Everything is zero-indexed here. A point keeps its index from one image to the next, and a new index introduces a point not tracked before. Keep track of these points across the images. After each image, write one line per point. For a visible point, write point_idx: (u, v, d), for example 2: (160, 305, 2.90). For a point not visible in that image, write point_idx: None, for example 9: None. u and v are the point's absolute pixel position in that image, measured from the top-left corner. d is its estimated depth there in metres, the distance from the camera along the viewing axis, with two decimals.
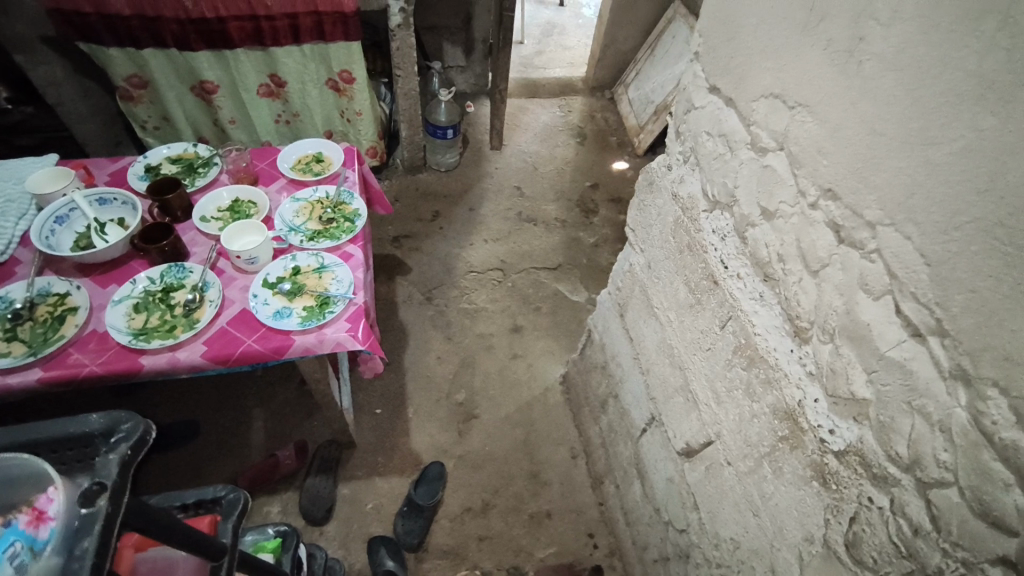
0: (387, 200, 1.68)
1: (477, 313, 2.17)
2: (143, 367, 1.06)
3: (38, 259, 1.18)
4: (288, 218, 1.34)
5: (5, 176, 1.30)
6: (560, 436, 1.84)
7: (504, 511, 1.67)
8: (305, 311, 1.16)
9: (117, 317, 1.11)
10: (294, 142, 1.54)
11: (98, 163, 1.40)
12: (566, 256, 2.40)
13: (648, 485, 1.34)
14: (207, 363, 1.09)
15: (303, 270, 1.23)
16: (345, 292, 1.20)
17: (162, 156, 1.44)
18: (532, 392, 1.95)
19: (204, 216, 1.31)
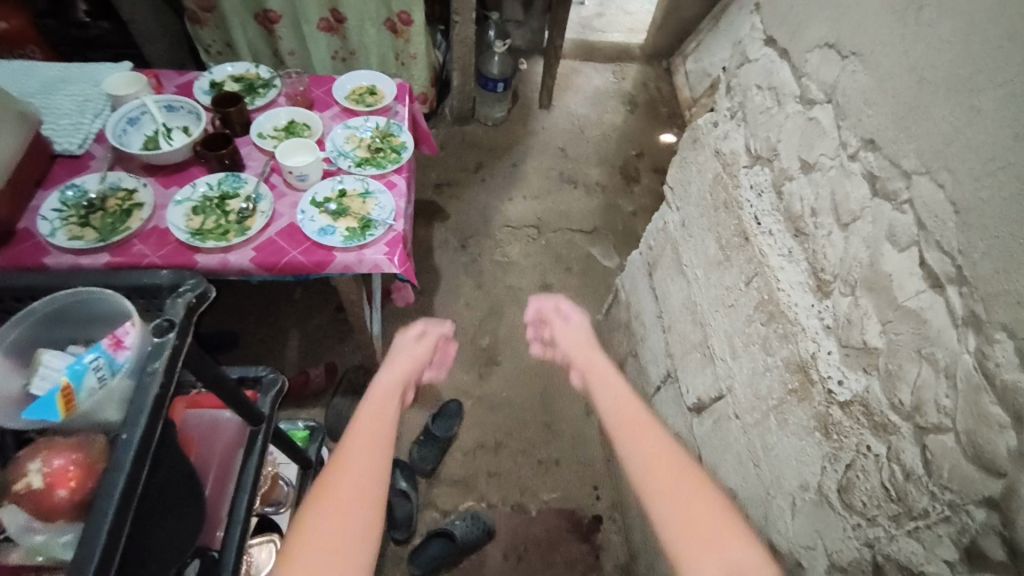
0: (433, 142, 1.73)
1: (509, 266, 2.21)
2: (197, 264, 1.15)
3: (111, 154, 1.28)
4: (339, 143, 1.40)
5: (85, 77, 1.39)
6: (576, 391, 1.89)
7: (514, 452, 1.75)
8: (347, 231, 1.22)
9: (177, 217, 1.20)
10: (351, 73, 1.58)
11: (169, 74, 1.48)
12: (603, 221, 2.41)
13: None
14: (255, 268, 1.18)
15: (349, 193, 1.29)
16: (386, 218, 1.26)
17: (227, 73, 1.51)
18: None
19: (262, 133, 1.38)
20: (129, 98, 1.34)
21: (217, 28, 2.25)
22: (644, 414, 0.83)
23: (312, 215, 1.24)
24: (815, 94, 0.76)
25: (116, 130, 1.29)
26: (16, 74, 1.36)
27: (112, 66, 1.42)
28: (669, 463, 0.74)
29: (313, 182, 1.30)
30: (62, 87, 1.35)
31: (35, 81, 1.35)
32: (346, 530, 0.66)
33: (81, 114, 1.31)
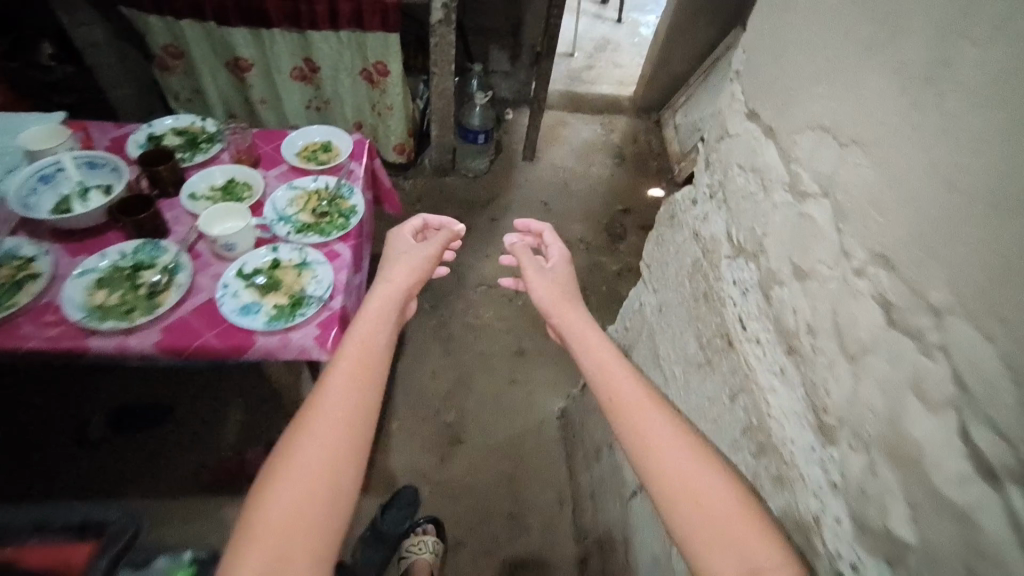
0: (397, 199, 1.59)
1: (482, 330, 2.05)
2: (89, 348, 0.98)
3: (15, 218, 1.13)
4: (280, 206, 1.26)
5: (6, 130, 1.26)
6: (549, 476, 1.69)
7: (476, 551, 1.53)
8: (274, 310, 1.06)
9: (77, 291, 1.04)
10: (305, 128, 1.46)
11: (102, 128, 1.35)
12: (585, 281, 2.26)
13: (632, 556, 1.18)
14: (159, 353, 1.00)
15: (283, 264, 1.14)
16: (322, 294, 1.10)
17: (169, 126, 1.38)
18: (527, 423, 1.80)
19: (194, 193, 1.24)
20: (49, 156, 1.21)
21: (184, 74, 2.16)
22: (652, 414, 0.74)
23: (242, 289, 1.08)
24: (786, 172, 0.66)
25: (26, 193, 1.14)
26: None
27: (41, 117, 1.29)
28: (687, 469, 0.68)
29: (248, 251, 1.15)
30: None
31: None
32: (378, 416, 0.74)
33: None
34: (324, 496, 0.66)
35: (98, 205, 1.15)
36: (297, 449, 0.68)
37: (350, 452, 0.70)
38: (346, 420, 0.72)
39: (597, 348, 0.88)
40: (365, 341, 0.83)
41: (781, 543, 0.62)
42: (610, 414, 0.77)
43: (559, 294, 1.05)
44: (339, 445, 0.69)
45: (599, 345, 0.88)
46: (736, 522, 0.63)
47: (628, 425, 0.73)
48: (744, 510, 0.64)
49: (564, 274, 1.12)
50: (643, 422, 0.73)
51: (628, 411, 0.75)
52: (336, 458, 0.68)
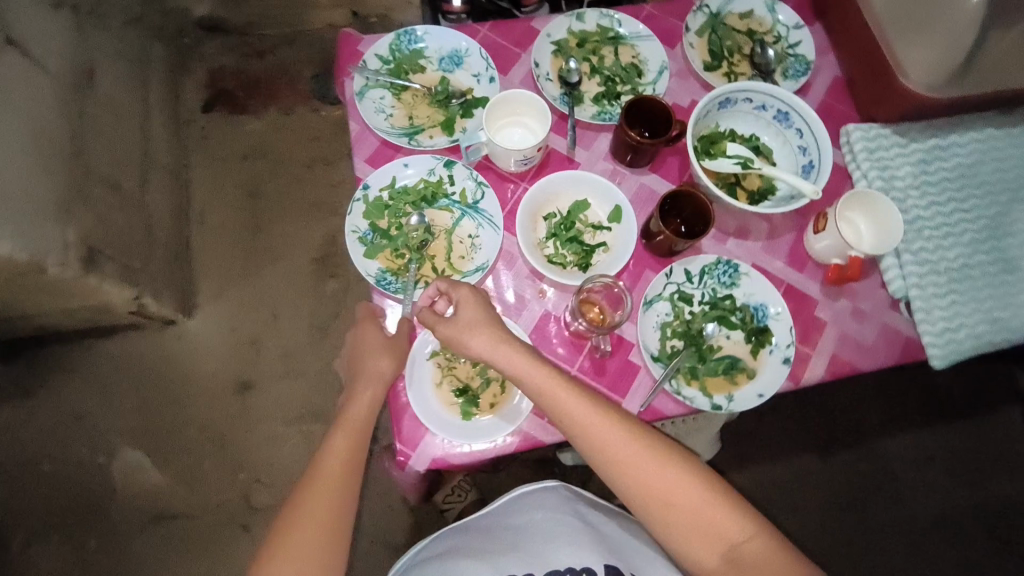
0: (421, 464, 0.71)
1: (226, 441, 1.40)
2: (532, 23, 0.88)
3: (788, 141, 0.82)
4: (392, 267, 0.76)
5: (949, 321, 0.77)
6: (216, 244, 1.54)
7: (279, 164, 1.61)
8: (394, 58, 0.84)
9: (546, 55, 0.86)
10: (486, 434, 0.71)
11: (867, 353, 0.78)
12: (125, 543, 1.33)
13: (133, 125, 1.35)
14: (494, 36, 0.87)
15: (417, 100, 0.83)
16: (377, 60, 0.84)
17: (761, 373, 0.75)
18: (245, 299, 1.51)
19: (548, 221, 0.79)
20: (911, 245, 0.79)
21: None
22: (643, 452, 0.65)
23: (378, 93, 0.83)
24: None
25: (875, 183, 0.81)
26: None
27: (991, 339, 0.77)
28: (672, 493, 0.64)
29: (356, 128, 0.81)
30: (1010, 275, 0.79)
31: None
32: (326, 540, 0.63)
33: (942, 205, 0.81)
34: (337, 492, 0.65)
35: (717, 162, 0.81)
36: (322, 473, 0.66)
37: (330, 526, 0.64)
38: (342, 442, 0.68)
39: (617, 448, 0.65)
40: (362, 381, 0.69)
41: (745, 508, 0.64)
42: (623, 480, 0.66)
43: (479, 330, 0.69)
44: (307, 541, 0.63)
45: (626, 456, 0.65)
46: (716, 525, 0.63)
47: (632, 482, 0.65)
48: (672, 463, 0.65)
49: (476, 300, 0.71)
50: (647, 472, 0.65)
51: (650, 474, 0.65)
52: (313, 540, 0.63)
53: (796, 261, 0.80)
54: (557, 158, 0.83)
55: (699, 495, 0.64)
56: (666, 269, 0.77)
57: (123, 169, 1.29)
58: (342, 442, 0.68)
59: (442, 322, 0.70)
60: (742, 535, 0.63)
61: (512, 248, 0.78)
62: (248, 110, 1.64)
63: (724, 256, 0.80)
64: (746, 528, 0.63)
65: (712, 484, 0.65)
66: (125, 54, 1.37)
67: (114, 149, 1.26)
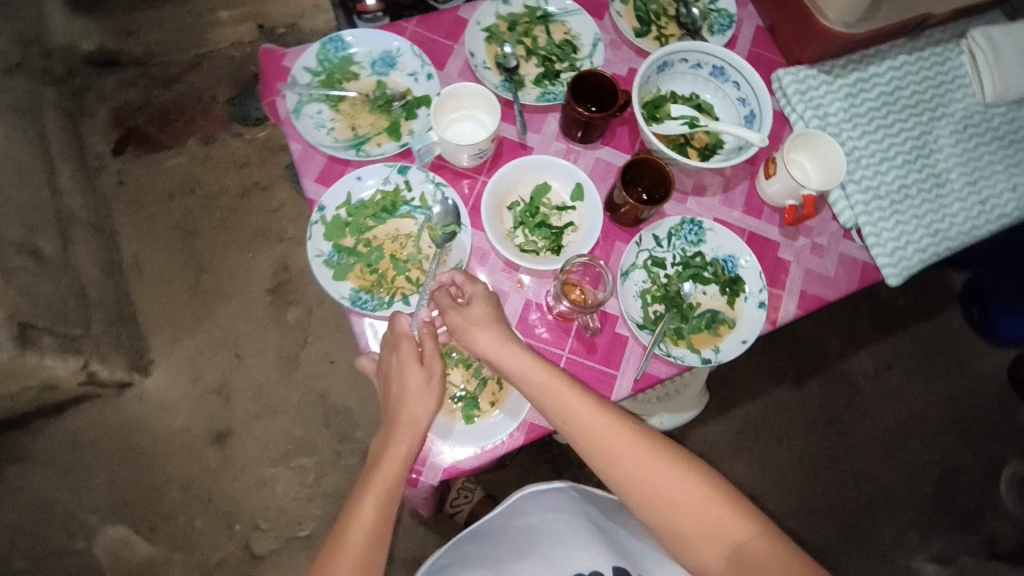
0: (436, 477, 0.69)
1: (213, 496, 1.34)
2: (458, 12, 0.86)
3: (728, 94, 0.84)
4: (366, 285, 0.74)
5: (896, 239, 0.83)
6: (159, 293, 1.45)
7: (210, 198, 1.52)
8: (323, 68, 0.81)
9: (478, 43, 0.85)
10: (496, 427, 0.71)
11: (831, 283, 0.82)
12: None
13: (40, 183, 1.24)
14: (422, 30, 0.85)
15: (356, 107, 0.80)
16: (306, 73, 0.80)
17: (741, 321, 0.78)
18: (202, 345, 1.43)
19: (512, 212, 0.79)
20: (852, 174, 0.84)
21: None
22: (649, 455, 0.66)
23: (314, 108, 0.79)
24: None
25: (813, 122, 0.85)
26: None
27: (935, 250, 0.84)
28: (677, 493, 0.64)
29: (299, 149, 0.77)
30: (941, 188, 0.86)
31: None
32: None
33: (873, 133, 0.86)
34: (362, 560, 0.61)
35: (663, 128, 0.82)
36: (348, 531, 0.62)
37: None
38: (370, 507, 0.63)
39: (621, 448, 0.66)
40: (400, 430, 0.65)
41: (748, 509, 0.64)
42: (628, 476, 0.65)
43: (487, 330, 0.68)
44: None
45: (631, 454, 0.65)
46: (723, 528, 0.63)
47: (636, 480, 0.65)
48: (676, 465, 0.65)
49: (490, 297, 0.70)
50: (650, 470, 0.65)
51: (654, 472, 0.65)
52: None
53: (755, 207, 0.83)
54: (509, 145, 0.82)
55: (703, 496, 0.64)
56: (636, 238, 0.79)
57: (39, 233, 1.18)
58: (376, 493, 0.63)
59: (455, 309, 0.70)
60: (750, 537, 0.62)
61: (483, 244, 0.78)
62: (165, 146, 1.53)
63: (687, 215, 0.82)
64: (750, 529, 0.62)
65: (717, 486, 0.65)
66: (15, 107, 1.25)
67: (25, 214, 1.16)
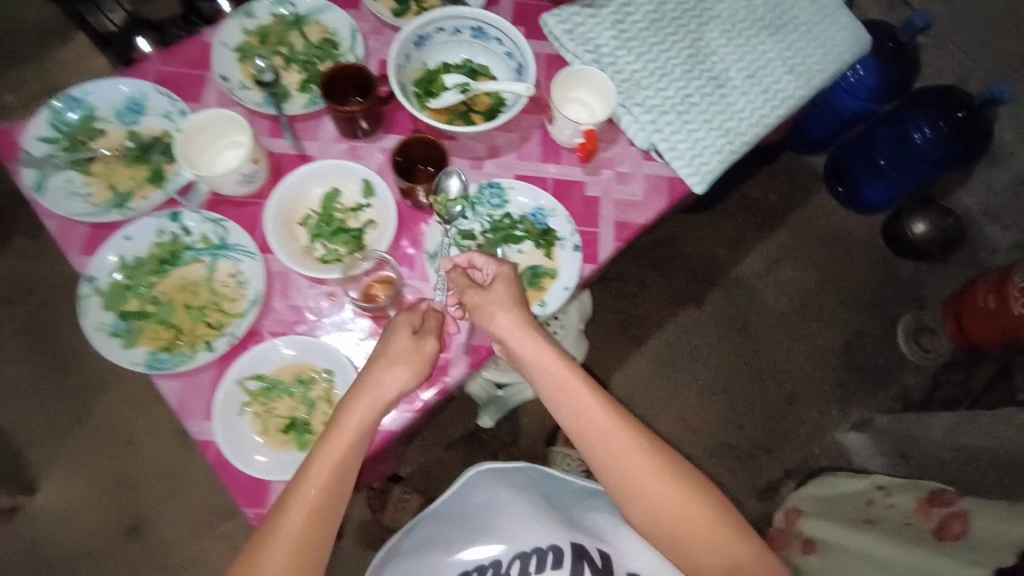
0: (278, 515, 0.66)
1: None
2: (200, 37, 0.81)
3: (496, 51, 0.83)
4: (166, 344, 0.69)
5: (694, 149, 0.84)
6: (23, 405, 1.34)
7: (52, 291, 1.41)
8: (62, 132, 0.74)
9: (228, 62, 0.80)
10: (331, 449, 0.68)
11: (642, 208, 0.82)
12: None
13: None
14: (166, 66, 0.79)
15: (110, 164, 0.74)
16: (43, 142, 0.74)
17: (562, 269, 0.78)
18: (87, 444, 1.33)
19: (305, 224, 0.75)
20: (637, 96, 0.84)
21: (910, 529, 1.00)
22: (645, 457, 0.68)
23: (62, 177, 0.73)
24: None
25: (587, 56, 0.85)
26: (852, 35, 0.94)
27: (732, 149, 0.85)
28: (652, 476, 0.67)
29: (54, 224, 0.71)
30: (724, 88, 0.87)
31: (818, 49, 0.92)
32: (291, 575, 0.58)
33: (648, 53, 0.87)
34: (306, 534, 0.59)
35: (437, 103, 0.80)
36: (295, 503, 0.60)
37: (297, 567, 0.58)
38: (315, 487, 0.60)
39: (606, 425, 0.69)
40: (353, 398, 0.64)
41: (714, 499, 0.68)
42: (603, 452, 0.69)
43: (509, 308, 0.70)
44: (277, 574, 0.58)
45: (612, 431, 0.69)
46: (689, 511, 0.66)
47: (612, 450, 0.68)
48: (650, 452, 0.69)
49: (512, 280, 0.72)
50: (628, 446, 0.68)
51: (628, 449, 0.68)
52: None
53: (552, 154, 0.83)
54: (287, 159, 0.78)
55: (676, 484, 0.67)
56: (437, 218, 0.77)
57: None
58: (327, 476, 0.61)
59: (473, 289, 0.71)
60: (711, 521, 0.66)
61: (279, 266, 0.74)
62: None
63: (486, 180, 0.80)
64: (713, 517, 0.66)
65: (687, 476, 0.69)
66: None
67: None
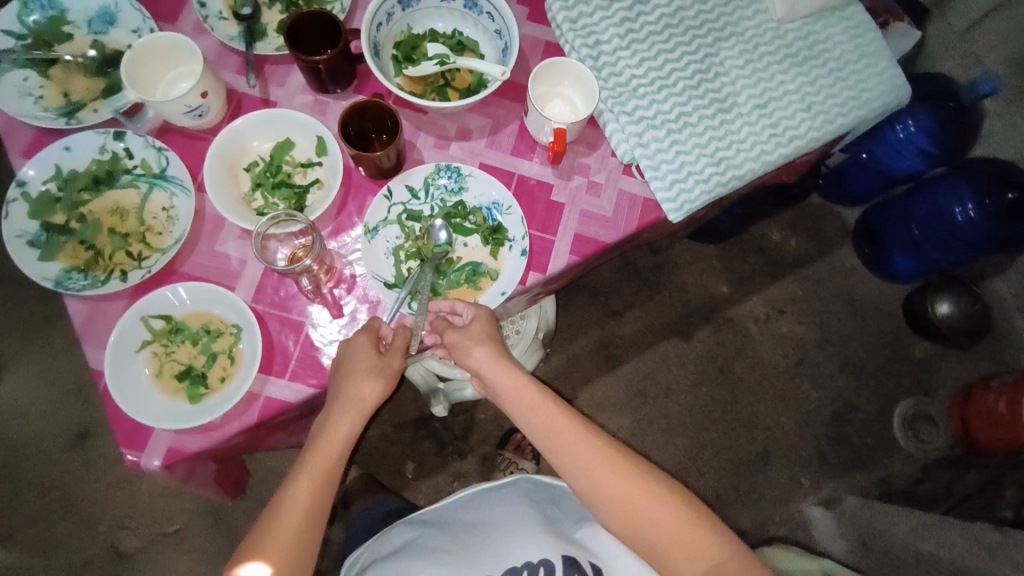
0: (150, 463, 0.63)
1: (74, 500, 1.29)
2: None
3: (485, 27, 0.78)
4: (79, 262, 0.68)
5: (681, 172, 0.77)
6: (3, 295, 1.37)
7: None
8: (30, 32, 0.74)
9: None
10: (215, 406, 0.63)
11: (609, 225, 0.76)
12: None
13: None
14: None
15: (69, 72, 0.73)
16: (10, 37, 0.73)
17: (504, 271, 0.73)
18: (53, 345, 1.36)
19: (250, 172, 0.73)
20: (629, 102, 0.78)
21: None
22: (642, 494, 0.67)
23: (19, 75, 0.72)
24: None
25: (583, 51, 0.79)
26: (886, 82, 0.85)
27: (720, 181, 0.78)
28: (648, 509, 0.67)
29: (2, 121, 0.71)
30: (727, 112, 0.80)
31: (845, 90, 0.84)
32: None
33: (653, 60, 0.80)
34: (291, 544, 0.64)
35: (410, 70, 0.76)
36: (279, 516, 0.65)
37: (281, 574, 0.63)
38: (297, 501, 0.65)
39: (592, 460, 0.69)
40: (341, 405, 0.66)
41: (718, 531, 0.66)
42: (592, 486, 0.69)
43: (486, 345, 0.71)
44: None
45: (596, 468, 0.69)
46: (692, 543, 0.65)
47: (601, 488, 0.68)
48: (648, 484, 0.68)
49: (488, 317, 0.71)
50: (619, 481, 0.68)
51: (619, 483, 0.68)
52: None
53: (524, 148, 0.78)
54: (249, 102, 0.76)
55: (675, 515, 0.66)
56: (385, 191, 0.73)
57: None
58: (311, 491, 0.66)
59: (451, 328, 0.71)
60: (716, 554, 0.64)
61: (212, 210, 0.71)
62: None
63: (447, 162, 0.76)
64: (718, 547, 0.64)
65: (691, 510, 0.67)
66: None
67: None
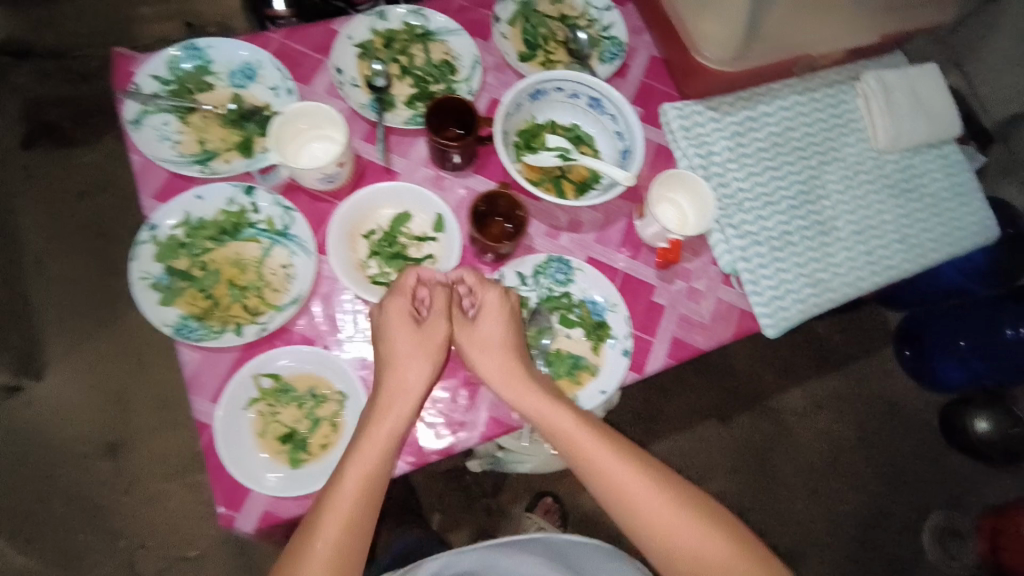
0: (246, 526, 0.63)
1: (100, 511, 1.28)
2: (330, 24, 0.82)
3: (607, 126, 0.81)
4: (196, 309, 0.69)
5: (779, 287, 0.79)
6: (60, 293, 1.38)
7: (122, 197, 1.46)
8: (174, 77, 0.77)
9: (347, 59, 0.81)
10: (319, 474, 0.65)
11: (705, 331, 0.78)
12: None
13: None
14: (289, 42, 0.81)
15: (206, 121, 0.77)
16: (155, 81, 0.77)
17: (604, 369, 0.74)
18: (102, 350, 1.36)
19: (370, 239, 0.75)
20: (735, 215, 0.80)
21: None
22: (708, 531, 0.63)
23: (160, 119, 0.75)
24: None
25: (695, 160, 0.82)
26: (978, 224, 0.88)
27: (816, 302, 0.80)
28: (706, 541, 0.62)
29: (138, 161, 0.74)
30: (826, 236, 0.82)
31: (937, 225, 0.87)
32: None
33: (760, 176, 0.83)
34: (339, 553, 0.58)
35: (535, 160, 0.79)
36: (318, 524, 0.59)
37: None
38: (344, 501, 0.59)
39: (639, 482, 0.65)
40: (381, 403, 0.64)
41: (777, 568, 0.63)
42: (649, 511, 0.64)
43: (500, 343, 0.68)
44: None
45: (642, 489, 0.64)
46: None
47: (653, 512, 0.64)
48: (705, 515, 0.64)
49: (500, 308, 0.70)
50: (674, 511, 0.64)
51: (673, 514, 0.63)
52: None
53: (630, 247, 0.80)
54: (373, 170, 0.78)
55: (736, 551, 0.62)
56: (497, 275, 0.75)
57: None
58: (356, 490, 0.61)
59: (463, 324, 0.70)
60: None
61: (330, 273, 0.73)
62: (81, 141, 1.48)
63: (557, 253, 0.78)
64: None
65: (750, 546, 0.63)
66: None
67: None
